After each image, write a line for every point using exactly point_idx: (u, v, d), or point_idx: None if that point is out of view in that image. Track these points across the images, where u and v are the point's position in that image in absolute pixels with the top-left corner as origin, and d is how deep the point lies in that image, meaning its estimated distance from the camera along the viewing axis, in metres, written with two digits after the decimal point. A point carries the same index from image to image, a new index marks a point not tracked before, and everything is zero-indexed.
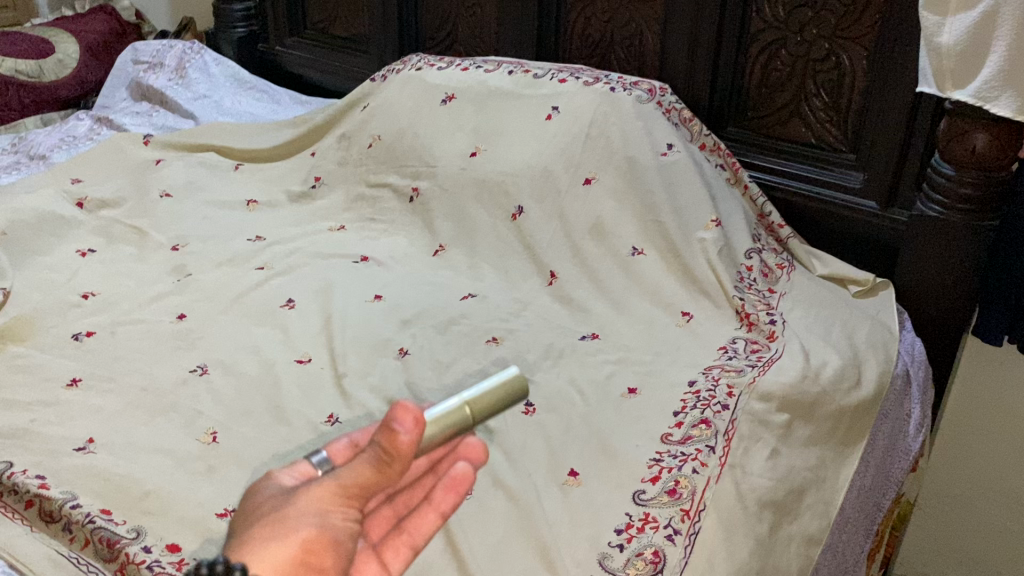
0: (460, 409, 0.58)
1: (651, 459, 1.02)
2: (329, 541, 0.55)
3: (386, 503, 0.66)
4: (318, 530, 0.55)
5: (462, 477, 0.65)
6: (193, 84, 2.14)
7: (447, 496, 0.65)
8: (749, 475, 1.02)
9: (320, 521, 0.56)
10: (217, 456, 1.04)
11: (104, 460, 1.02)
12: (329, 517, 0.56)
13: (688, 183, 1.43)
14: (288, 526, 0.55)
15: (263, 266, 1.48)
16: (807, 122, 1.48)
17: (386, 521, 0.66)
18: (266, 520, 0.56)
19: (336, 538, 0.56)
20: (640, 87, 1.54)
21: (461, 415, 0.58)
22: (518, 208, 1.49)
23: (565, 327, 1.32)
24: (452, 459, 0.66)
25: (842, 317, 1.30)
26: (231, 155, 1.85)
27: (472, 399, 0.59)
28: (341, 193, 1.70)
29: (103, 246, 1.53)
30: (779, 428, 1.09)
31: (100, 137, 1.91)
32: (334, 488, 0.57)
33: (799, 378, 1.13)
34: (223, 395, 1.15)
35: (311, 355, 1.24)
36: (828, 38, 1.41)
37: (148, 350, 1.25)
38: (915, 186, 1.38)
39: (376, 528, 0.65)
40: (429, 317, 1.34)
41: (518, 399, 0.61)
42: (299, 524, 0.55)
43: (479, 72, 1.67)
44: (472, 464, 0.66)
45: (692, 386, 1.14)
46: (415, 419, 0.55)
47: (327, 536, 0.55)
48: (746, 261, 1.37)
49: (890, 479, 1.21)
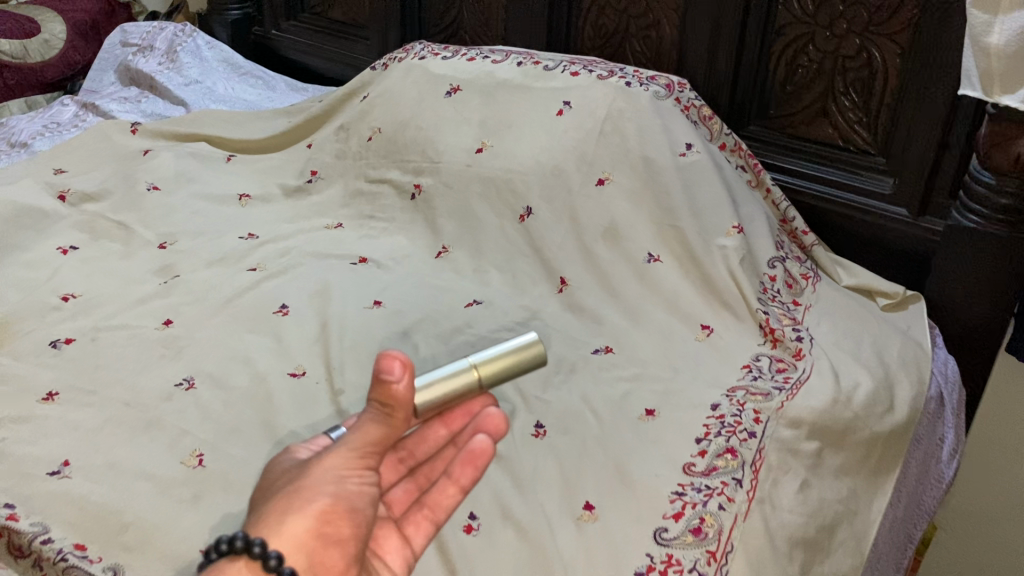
0: (468, 370, 0.69)
1: (673, 492, 0.95)
2: (344, 509, 0.63)
3: (408, 479, 0.76)
4: (334, 499, 0.63)
5: (480, 451, 0.73)
6: (185, 69, 2.03)
7: (466, 469, 0.74)
8: (778, 511, 0.95)
9: (336, 489, 0.63)
10: (203, 482, 0.96)
11: (80, 486, 0.94)
12: (345, 482, 0.64)
13: (709, 186, 1.34)
14: (309, 495, 0.62)
15: (255, 267, 1.40)
16: (835, 122, 1.39)
17: (409, 495, 0.75)
18: (286, 493, 0.63)
19: (352, 502, 0.63)
20: (657, 82, 1.44)
21: (468, 375, 0.68)
22: (527, 209, 1.40)
23: (577, 338, 1.24)
24: (470, 432, 0.74)
25: (873, 332, 1.22)
26: (224, 146, 1.76)
27: (481, 363, 0.69)
28: (339, 188, 1.61)
29: (86, 242, 1.44)
30: (809, 457, 1.01)
31: (86, 123, 1.82)
32: (344, 455, 0.64)
33: (830, 402, 1.05)
34: (211, 411, 1.07)
35: (305, 368, 1.16)
36: (860, 34, 1.32)
37: (131, 359, 1.17)
38: (950, 193, 1.30)
39: (400, 503, 0.75)
40: (432, 325, 1.26)
41: (525, 369, 0.70)
42: (315, 494, 0.62)
43: (486, 62, 1.58)
44: (490, 437, 0.74)
45: (715, 410, 1.06)
46: (401, 364, 0.62)
47: (343, 504, 0.63)
48: (769, 271, 1.29)
49: (922, 509, 1.14)
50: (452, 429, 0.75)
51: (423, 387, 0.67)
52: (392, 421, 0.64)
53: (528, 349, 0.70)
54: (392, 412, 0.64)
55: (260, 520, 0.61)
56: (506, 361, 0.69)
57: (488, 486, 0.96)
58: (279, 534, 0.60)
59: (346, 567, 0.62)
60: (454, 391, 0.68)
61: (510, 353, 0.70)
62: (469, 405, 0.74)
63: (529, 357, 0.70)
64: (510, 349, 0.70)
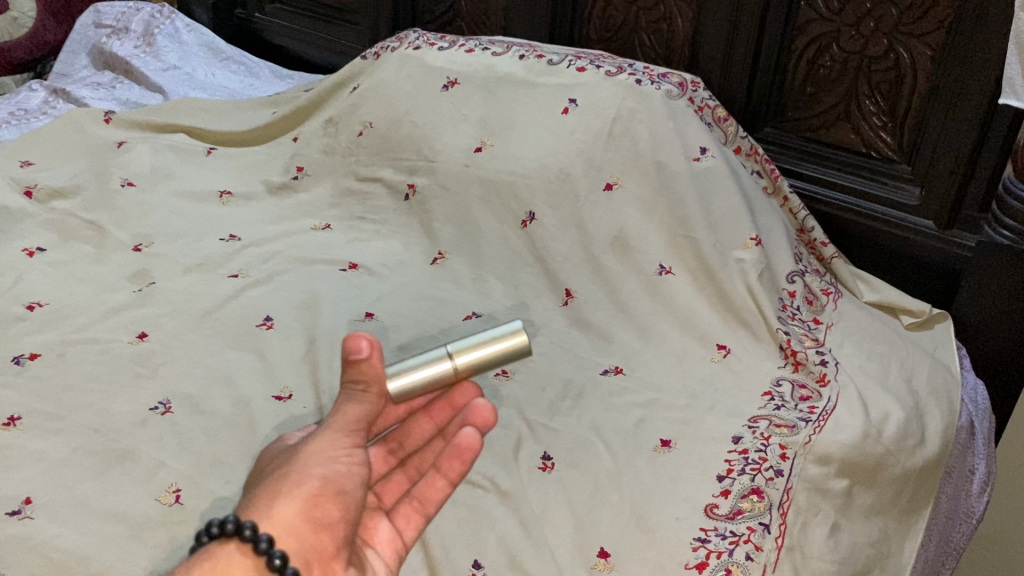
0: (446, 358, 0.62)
1: (695, 539, 0.87)
2: (333, 491, 0.59)
3: (399, 469, 0.71)
4: (323, 481, 0.59)
5: (468, 444, 0.68)
6: (163, 54, 1.92)
7: (454, 463, 0.69)
8: (809, 559, 0.87)
9: (325, 472, 0.59)
10: (181, 523, 0.87)
11: (43, 530, 0.84)
12: (334, 465, 0.60)
13: (725, 194, 1.26)
14: (297, 478, 0.58)
15: (237, 274, 1.30)
16: (857, 127, 1.32)
17: (400, 485, 0.71)
18: (274, 479, 0.59)
19: (342, 484, 0.59)
20: (669, 80, 1.36)
21: (444, 364, 0.62)
22: (530, 215, 1.32)
23: (584, 359, 1.16)
24: (458, 424, 0.70)
25: (900, 354, 1.15)
26: (204, 138, 1.66)
27: (459, 352, 0.62)
28: (328, 186, 1.51)
29: (55, 244, 1.34)
30: (838, 497, 0.94)
31: (55, 111, 1.71)
32: (331, 436, 0.61)
33: (860, 436, 0.98)
34: (189, 440, 0.98)
35: (292, 391, 1.07)
36: (888, 33, 1.24)
37: (102, 377, 1.07)
38: (981, 205, 1.23)
39: (390, 494, 0.70)
40: (429, 341, 1.17)
41: (511, 361, 0.63)
42: (304, 477, 0.59)
43: (485, 55, 1.48)
44: (478, 430, 0.68)
45: (737, 444, 0.98)
46: (369, 343, 0.60)
47: (332, 485, 0.59)
48: (789, 286, 1.22)
49: (951, 546, 1.07)
50: (440, 420, 0.71)
51: (394, 373, 0.61)
52: (372, 398, 0.61)
53: (513, 337, 0.62)
54: (369, 389, 0.61)
55: (249, 506, 0.57)
56: (487, 352, 0.62)
57: (493, 530, 0.88)
58: (266, 519, 0.56)
59: (339, 553, 0.58)
60: (430, 383, 0.62)
61: (492, 343, 0.62)
62: (453, 397, 0.69)
63: (513, 347, 0.62)
64: (493, 337, 0.62)
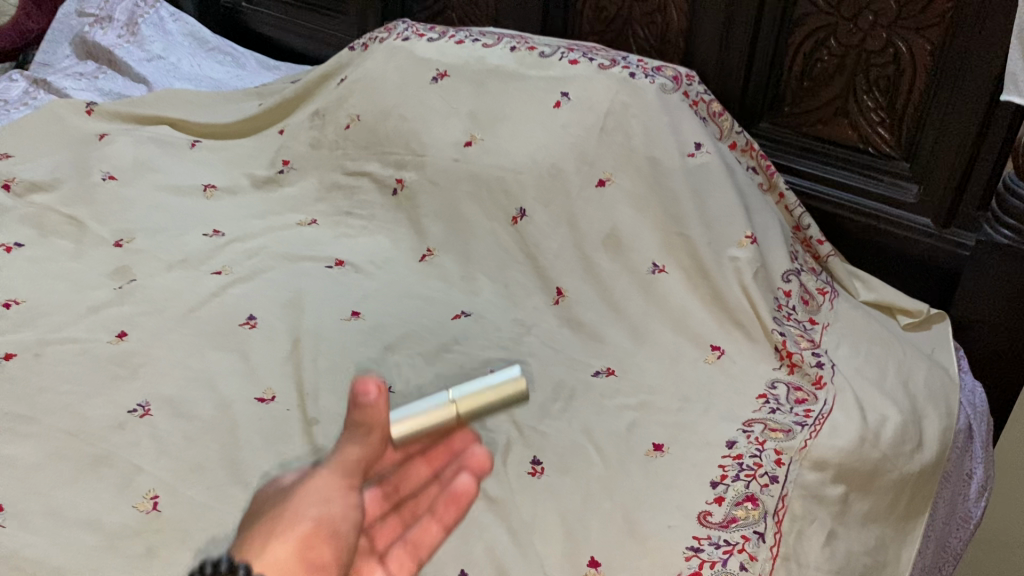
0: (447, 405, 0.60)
1: (688, 548, 0.84)
2: (326, 533, 0.56)
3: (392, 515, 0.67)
4: (318, 522, 0.56)
5: (463, 489, 0.68)
6: (147, 43, 1.90)
7: (448, 508, 0.68)
8: (805, 569, 0.85)
9: (320, 513, 0.56)
10: (158, 531, 0.84)
11: (14, 540, 0.82)
12: (330, 506, 0.57)
13: (720, 191, 1.24)
14: (291, 519, 0.55)
15: (220, 271, 1.27)
16: (855, 123, 1.30)
17: (392, 532, 0.66)
18: (268, 518, 0.56)
19: (335, 527, 0.56)
20: (663, 74, 1.33)
21: (446, 410, 0.60)
22: (520, 211, 1.29)
23: (575, 359, 1.14)
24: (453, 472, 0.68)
25: (897, 355, 1.12)
26: (189, 130, 1.62)
27: (461, 399, 0.60)
28: (314, 180, 1.48)
29: (33, 239, 1.31)
30: (835, 504, 0.92)
31: (36, 102, 1.67)
32: (329, 476, 0.59)
33: (857, 441, 0.96)
34: (168, 445, 0.95)
35: (275, 393, 1.04)
36: (887, 27, 1.21)
37: (80, 379, 1.04)
38: (980, 204, 1.21)
39: (382, 539, 0.65)
40: (417, 342, 1.15)
41: (512, 405, 0.61)
42: (300, 516, 0.55)
43: (475, 46, 1.45)
44: (473, 476, 0.68)
45: (731, 449, 0.96)
46: (377, 388, 0.57)
47: (326, 528, 0.56)
48: (784, 285, 1.19)
49: (947, 551, 1.05)
50: (436, 466, 0.68)
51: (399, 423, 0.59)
52: (374, 442, 0.59)
53: (514, 381, 0.61)
54: (373, 433, 0.58)
55: (239, 547, 0.53)
56: (488, 399, 0.60)
57: (481, 539, 0.85)
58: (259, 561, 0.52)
59: None
60: (429, 429, 0.60)
61: (491, 390, 0.60)
62: (452, 441, 0.68)
63: (514, 391, 0.60)
64: (493, 385, 0.61)
